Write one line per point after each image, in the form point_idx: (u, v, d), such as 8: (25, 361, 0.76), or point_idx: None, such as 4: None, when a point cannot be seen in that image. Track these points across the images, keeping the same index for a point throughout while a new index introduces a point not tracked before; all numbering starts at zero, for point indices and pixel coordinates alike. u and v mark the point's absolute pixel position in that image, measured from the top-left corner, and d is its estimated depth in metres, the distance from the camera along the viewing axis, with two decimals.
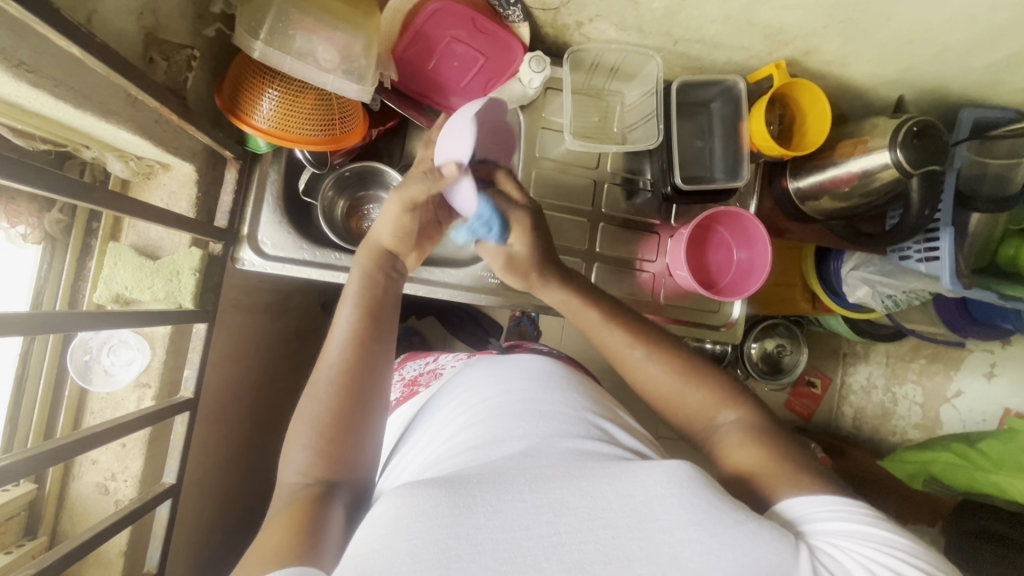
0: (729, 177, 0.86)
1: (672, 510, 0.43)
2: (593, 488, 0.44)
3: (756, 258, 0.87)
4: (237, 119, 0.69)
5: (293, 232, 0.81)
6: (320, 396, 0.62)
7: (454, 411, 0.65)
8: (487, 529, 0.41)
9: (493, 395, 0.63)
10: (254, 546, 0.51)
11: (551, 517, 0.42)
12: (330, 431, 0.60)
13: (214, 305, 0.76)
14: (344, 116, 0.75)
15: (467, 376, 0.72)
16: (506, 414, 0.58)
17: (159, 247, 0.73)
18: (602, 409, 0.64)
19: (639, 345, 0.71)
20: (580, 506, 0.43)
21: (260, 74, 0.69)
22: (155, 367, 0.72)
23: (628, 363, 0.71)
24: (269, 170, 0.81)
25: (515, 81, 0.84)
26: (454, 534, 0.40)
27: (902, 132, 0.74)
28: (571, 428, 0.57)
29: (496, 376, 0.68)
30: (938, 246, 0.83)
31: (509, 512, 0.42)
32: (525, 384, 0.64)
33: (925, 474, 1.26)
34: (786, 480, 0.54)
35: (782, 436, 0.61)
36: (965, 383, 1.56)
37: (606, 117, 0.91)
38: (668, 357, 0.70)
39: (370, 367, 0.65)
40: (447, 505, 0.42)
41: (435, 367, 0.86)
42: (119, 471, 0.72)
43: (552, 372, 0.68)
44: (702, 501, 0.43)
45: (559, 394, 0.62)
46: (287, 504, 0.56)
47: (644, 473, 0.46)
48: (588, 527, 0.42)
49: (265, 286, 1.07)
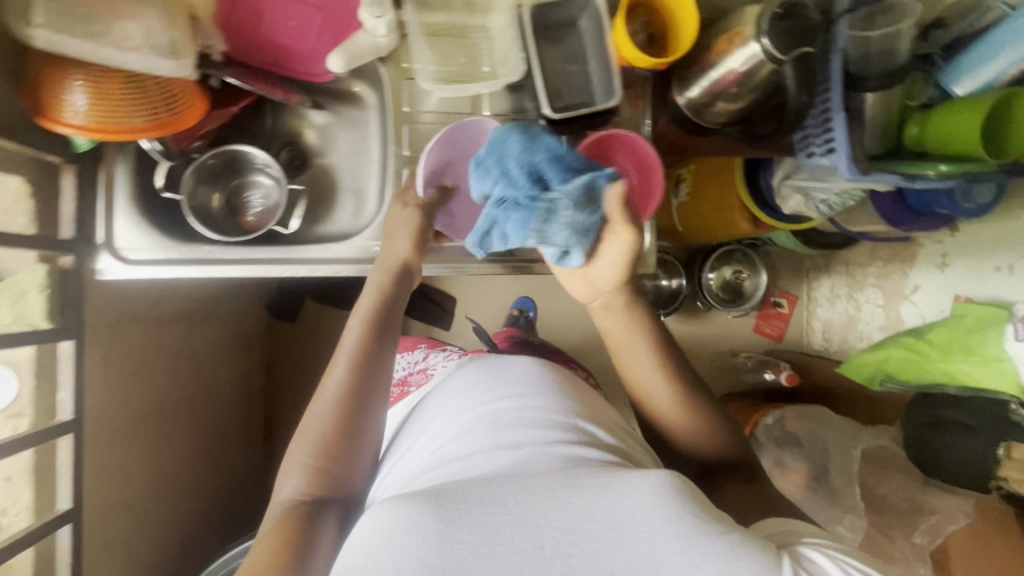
0: (607, 97, 0.81)
1: (656, 526, 0.43)
2: (578, 498, 0.45)
3: (647, 179, 0.82)
4: (50, 122, 0.63)
5: (154, 232, 0.77)
6: (324, 414, 0.62)
7: (449, 427, 0.66)
8: (471, 544, 0.43)
9: (486, 409, 0.65)
10: (249, 558, 0.56)
11: (533, 530, 0.44)
12: (324, 453, 0.61)
13: (78, 320, 0.73)
14: (170, 97, 0.69)
15: (458, 389, 0.73)
16: (495, 425, 0.61)
17: (2, 270, 0.69)
18: (591, 411, 0.66)
19: (653, 357, 0.68)
20: (566, 519, 0.44)
21: (58, 67, 0.62)
22: (25, 396, 0.70)
23: (634, 376, 0.70)
24: (116, 170, 0.76)
25: (361, 32, 0.77)
26: (437, 548, 0.43)
27: (766, 17, 0.68)
28: (556, 434, 0.59)
29: (485, 385, 0.71)
30: (833, 135, 0.79)
31: (492, 526, 0.44)
32: (515, 395, 0.66)
33: (880, 373, 1.25)
34: (757, 513, 0.59)
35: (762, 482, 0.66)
36: (922, 277, 1.50)
37: (474, 56, 0.85)
38: (677, 378, 0.68)
39: (372, 392, 0.65)
40: (433, 519, 0.44)
41: (424, 367, 0.95)
42: (9, 507, 0.69)
43: (540, 376, 0.71)
44: (684, 514, 0.44)
45: (550, 399, 0.65)
46: (275, 522, 0.59)
47: (631, 482, 0.46)
48: (572, 541, 0.43)
49: (171, 295, 1.04)
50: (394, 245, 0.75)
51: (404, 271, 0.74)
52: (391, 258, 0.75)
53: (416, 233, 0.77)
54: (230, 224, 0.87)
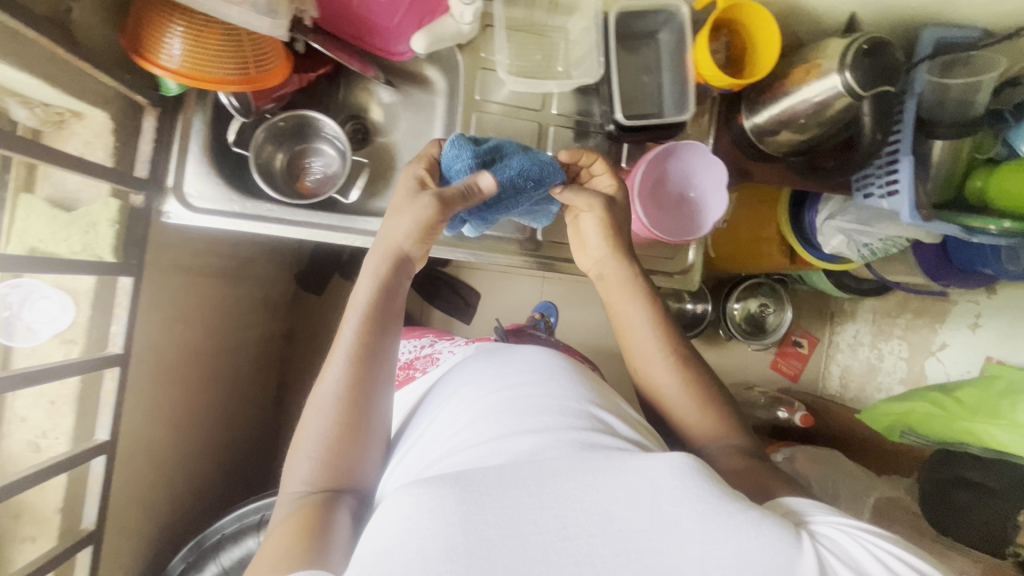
0: (678, 111, 0.82)
1: (676, 502, 0.45)
2: (598, 480, 0.46)
3: (707, 200, 0.83)
4: (143, 60, 0.65)
5: (221, 184, 0.78)
6: (329, 409, 0.64)
7: (462, 408, 0.64)
8: (495, 525, 0.43)
9: (497, 391, 0.63)
10: (266, 550, 0.56)
11: (556, 511, 0.44)
12: (338, 445, 0.63)
13: (139, 259, 0.75)
14: (260, 54, 0.70)
15: (468, 374, 0.72)
16: (502, 411, 0.59)
17: (76, 198, 0.71)
18: (603, 400, 0.63)
19: (663, 349, 0.74)
20: (587, 500, 0.44)
21: (163, 10, 0.65)
22: (80, 324, 0.71)
23: (645, 365, 0.75)
24: (194, 119, 0.78)
25: (447, 17, 0.79)
26: (462, 529, 0.42)
27: (851, 53, 0.69)
28: (570, 423, 0.57)
29: (496, 372, 0.68)
30: (897, 177, 0.79)
31: (516, 507, 0.44)
32: (527, 380, 0.64)
33: (901, 425, 1.24)
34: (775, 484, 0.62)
35: (770, 463, 0.66)
36: (949, 335, 1.48)
37: (549, 55, 0.87)
38: (685, 366, 0.74)
39: (377, 383, 0.67)
40: (455, 502, 0.44)
41: (430, 354, 0.95)
42: (50, 429, 0.71)
43: (555, 365, 0.68)
44: (704, 493, 0.45)
45: (562, 387, 0.63)
46: (290, 512, 0.60)
47: (645, 465, 0.47)
48: (596, 519, 0.44)
49: (213, 249, 1.06)
50: (397, 228, 0.71)
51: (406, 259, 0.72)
52: (392, 244, 0.72)
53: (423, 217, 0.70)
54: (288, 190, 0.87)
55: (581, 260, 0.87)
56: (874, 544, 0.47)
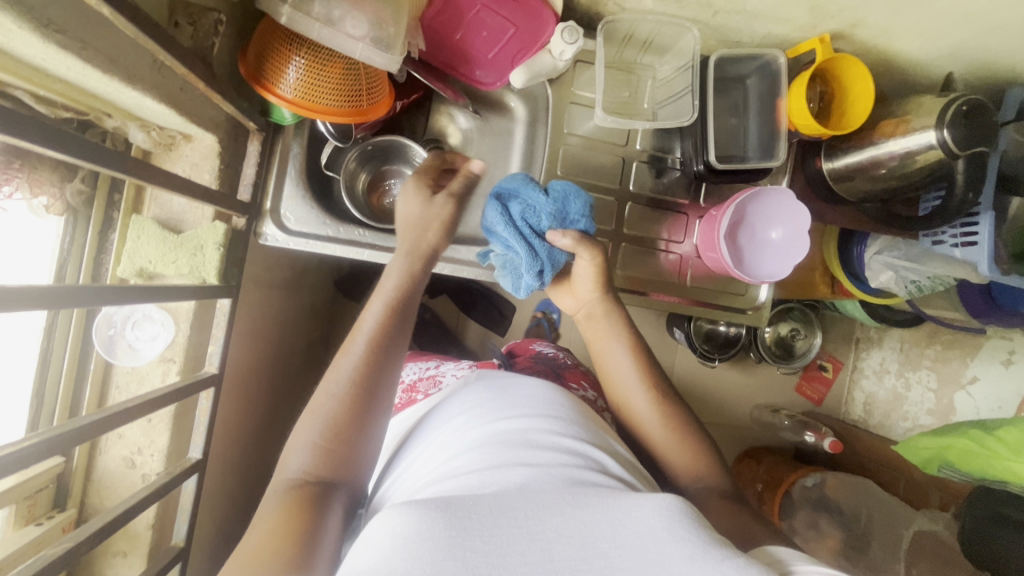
0: (764, 156, 0.84)
1: (665, 545, 0.42)
2: (587, 515, 0.44)
3: (790, 241, 0.84)
4: (262, 89, 0.66)
5: (316, 207, 0.79)
6: (341, 389, 0.60)
7: (451, 435, 0.62)
8: (483, 552, 0.40)
9: (490, 419, 0.61)
10: (245, 548, 0.50)
11: (544, 543, 0.41)
12: (339, 433, 0.58)
13: (237, 280, 0.75)
14: (372, 87, 0.72)
15: (460, 399, 0.69)
16: (499, 441, 0.56)
17: (182, 220, 0.71)
18: (595, 439, 0.61)
19: (643, 383, 0.74)
20: (575, 534, 0.42)
21: (287, 41, 0.66)
22: (180, 343, 0.72)
23: (630, 401, 0.75)
24: (292, 143, 0.79)
25: (545, 53, 0.79)
26: (450, 556, 0.40)
27: (951, 111, 0.71)
28: (563, 458, 0.55)
29: (496, 402, 0.65)
30: (976, 231, 0.81)
31: (504, 537, 0.41)
32: (520, 412, 0.62)
33: (939, 460, 1.24)
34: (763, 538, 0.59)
35: (748, 509, 0.65)
36: (980, 369, 1.49)
37: (636, 92, 0.89)
38: (665, 404, 0.73)
39: (387, 373, 0.62)
40: (444, 526, 0.41)
41: (434, 373, 0.87)
42: (146, 445, 0.72)
43: (553, 401, 0.65)
44: (693, 537, 0.43)
45: (558, 423, 0.60)
46: (275, 502, 0.55)
47: (635, 506, 0.46)
48: (583, 555, 0.41)
49: (281, 262, 1.07)
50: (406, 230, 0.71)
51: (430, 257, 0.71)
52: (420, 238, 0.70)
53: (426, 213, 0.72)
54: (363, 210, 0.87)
55: (562, 301, 0.84)
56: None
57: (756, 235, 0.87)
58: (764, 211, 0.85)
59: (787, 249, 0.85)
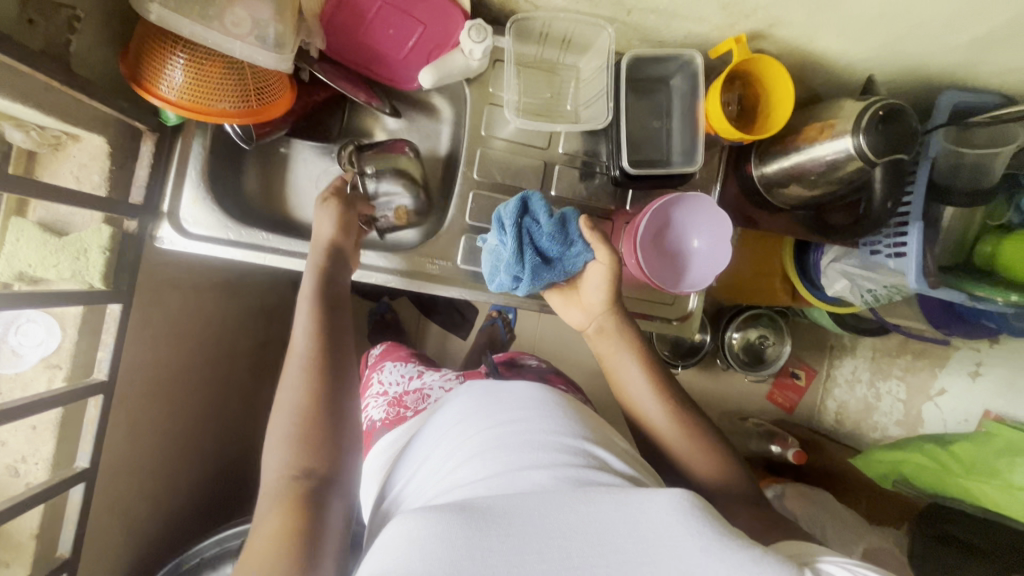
0: (686, 161, 0.80)
1: (682, 539, 0.41)
2: (601, 510, 0.43)
3: (714, 249, 0.81)
4: (142, 89, 0.64)
5: (217, 210, 0.77)
6: (301, 380, 0.63)
7: (454, 428, 0.60)
8: (500, 552, 0.40)
9: (495, 411, 0.59)
10: (254, 547, 0.52)
11: (560, 542, 0.41)
12: (310, 423, 0.60)
13: (130, 285, 0.73)
14: (262, 86, 0.70)
15: (460, 393, 0.67)
16: (506, 436, 0.54)
17: (69, 223, 0.70)
18: (602, 432, 0.59)
19: (653, 394, 0.70)
20: (590, 531, 0.42)
21: (163, 39, 0.63)
22: (66, 349, 0.70)
23: (642, 413, 0.71)
24: (193, 144, 0.77)
25: (457, 52, 0.77)
26: (467, 556, 0.40)
27: (867, 117, 0.68)
28: (575, 453, 0.53)
29: (496, 392, 0.63)
30: (906, 240, 0.77)
31: (520, 535, 0.41)
32: (525, 402, 0.60)
33: (895, 474, 1.21)
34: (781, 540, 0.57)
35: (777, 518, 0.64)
36: (947, 381, 1.41)
37: (558, 93, 0.85)
38: (677, 411, 0.70)
39: (342, 375, 0.65)
40: (460, 528, 0.42)
41: (421, 387, 0.84)
42: (29, 454, 0.70)
43: (555, 390, 0.63)
44: (707, 527, 0.42)
45: (564, 412, 0.58)
46: (275, 500, 0.55)
47: (647, 499, 0.44)
48: (599, 552, 0.41)
49: (210, 263, 1.05)
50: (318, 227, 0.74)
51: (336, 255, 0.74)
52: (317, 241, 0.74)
53: (346, 218, 0.76)
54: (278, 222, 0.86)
55: (569, 315, 0.78)
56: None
57: (680, 244, 0.83)
58: (688, 217, 0.82)
59: (710, 258, 0.81)
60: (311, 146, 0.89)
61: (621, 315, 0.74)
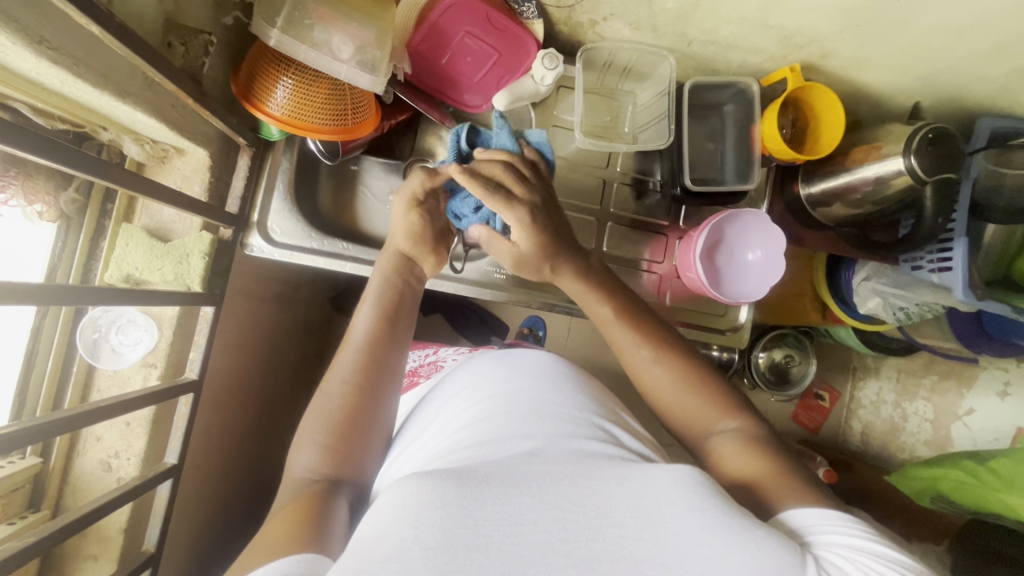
0: (740, 179, 0.86)
1: (681, 514, 0.42)
2: (601, 486, 0.44)
3: (768, 262, 0.86)
4: (252, 107, 0.70)
5: (302, 220, 0.82)
6: (338, 393, 0.61)
7: (456, 405, 0.61)
8: (494, 521, 0.40)
9: (498, 387, 0.60)
10: (258, 538, 0.50)
11: (557, 513, 0.41)
12: (342, 434, 0.59)
13: (222, 289, 0.78)
14: (357, 107, 0.75)
15: (465, 372, 0.68)
16: (509, 413, 0.54)
17: (171, 230, 0.74)
18: (605, 409, 0.60)
19: (641, 338, 0.67)
20: (588, 504, 0.42)
21: (276, 63, 0.70)
22: (162, 349, 0.74)
23: (635, 365, 0.67)
24: (281, 160, 0.82)
25: (528, 78, 0.83)
26: (461, 525, 0.39)
27: (917, 140, 0.73)
28: (578, 430, 0.54)
29: (504, 372, 0.63)
30: (952, 256, 0.81)
31: (516, 507, 0.41)
32: (528, 382, 0.60)
33: (932, 490, 1.19)
34: (795, 494, 0.52)
35: (782, 451, 0.59)
36: (976, 401, 1.33)
37: (617, 117, 0.90)
38: (671, 357, 0.66)
39: (382, 379, 0.64)
40: (455, 496, 0.41)
41: (435, 360, 0.83)
42: (122, 449, 0.73)
43: (560, 370, 0.64)
44: (710, 506, 0.42)
45: (567, 392, 0.59)
46: (288, 499, 0.54)
47: (651, 475, 0.45)
48: (596, 524, 0.41)
49: (273, 275, 1.08)
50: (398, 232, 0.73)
51: (404, 262, 0.73)
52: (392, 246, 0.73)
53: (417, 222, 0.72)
54: (349, 233, 0.87)
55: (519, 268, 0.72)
56: (872, 566, 0.42)
57: (735, 257, 0.88)
58: (744, 232, 0.87)
59: (764, 269, 0.86)
60: (377, 163, 0.88)
61: (562, 264, 0.70)
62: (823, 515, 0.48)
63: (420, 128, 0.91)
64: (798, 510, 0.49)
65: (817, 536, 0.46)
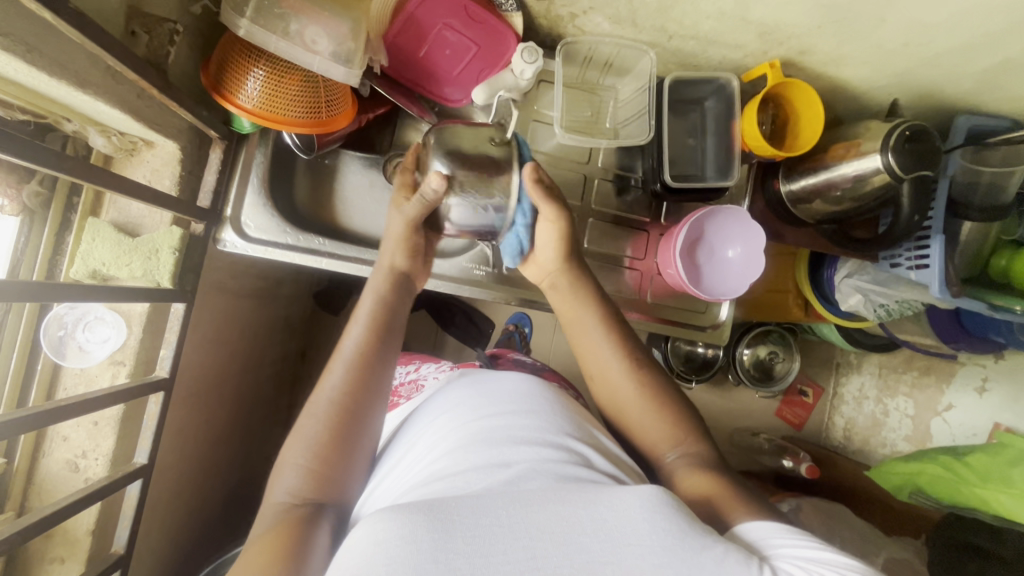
0: (721, 176, 0.86)
1: (646, 538, 0.41)
2: (570, 510, 0.43)
3: (748, 258, 0.85)
4: (222, 98, 0.69)
5: (276, 216, 0.80)
6: (320, 415, 0.60)
7: (433, 431, 0.60)
8: (465, 554, 0.39)
9: (474, 414, 0.59)
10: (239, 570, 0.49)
11: (527, 541, 0.41)
12: (323, 454, 0.58)
13: (193, 286, 0.76)
14: (331, 99, 0.73)
15: (446, 396, 0.66)
16: (484, 440, 0.53)
17: (139, 225, 0.72)
18: (580, 430, 0.59)
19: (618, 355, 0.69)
20: (556, 530, 0.42)
21: (246, 53, 0.69)
22: (130, 346, 0.72)
23: (602, 373, 0.69)
24: (256, 152, 0.81)
25: (507, 72, 0.81)
26: (432, 558, 0.39)
27: (894, 137, 0.74)
28: (549, 453, 0.53)
29: (479, 399, 0.62)
30: (928, 253, 0.82)
31: (487, 537, 0.41)
32: (502, 406, 0.59)
33: (910, 486, 1.16)
34: (744, 510, 0.54)
35: (731, 474, 0.61)
36: (956, 397, 1.30)
37: (598, 113, 0.90)
38: (640, 376, 0.68)
39: (368, 399, 0.62)
40: (426, 529, 0.40)
41: (415, 378, 0.82)
42: (90, 449, 0.71)
43: (535, 392, 0.63)
44: (673, 526, 0.42)
45: (540, 414, 0.58)
46: (270, 525, 0.53)
47: (617, 497, 0.45)
48: (564, 551, 0.41)
49: (251, 271, 1.06)
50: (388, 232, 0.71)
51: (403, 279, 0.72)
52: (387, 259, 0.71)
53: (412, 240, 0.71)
54: (326, 229, 0.85)
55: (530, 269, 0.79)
56: None
57: (714, 253, 0.88)
58: (722, 229, 0.87)
59: (743, 265, 0.86)
60: (356, 157, 0.87)
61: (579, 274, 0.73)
62: (777, 528, 0.48)
63: (400, 121, 0.88)
64: (753, 526, 0.50)
65: (775, 549, 0.46)
